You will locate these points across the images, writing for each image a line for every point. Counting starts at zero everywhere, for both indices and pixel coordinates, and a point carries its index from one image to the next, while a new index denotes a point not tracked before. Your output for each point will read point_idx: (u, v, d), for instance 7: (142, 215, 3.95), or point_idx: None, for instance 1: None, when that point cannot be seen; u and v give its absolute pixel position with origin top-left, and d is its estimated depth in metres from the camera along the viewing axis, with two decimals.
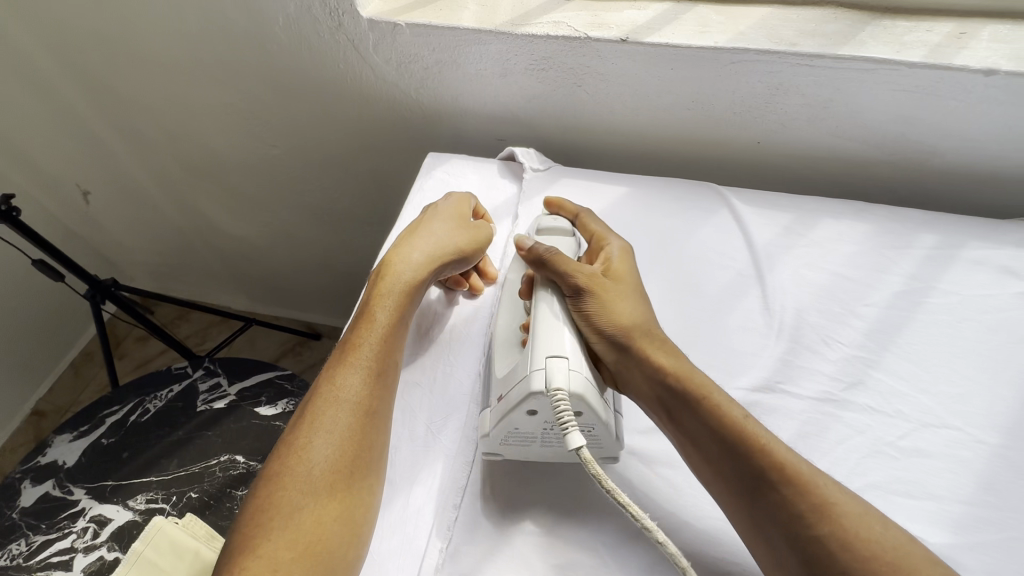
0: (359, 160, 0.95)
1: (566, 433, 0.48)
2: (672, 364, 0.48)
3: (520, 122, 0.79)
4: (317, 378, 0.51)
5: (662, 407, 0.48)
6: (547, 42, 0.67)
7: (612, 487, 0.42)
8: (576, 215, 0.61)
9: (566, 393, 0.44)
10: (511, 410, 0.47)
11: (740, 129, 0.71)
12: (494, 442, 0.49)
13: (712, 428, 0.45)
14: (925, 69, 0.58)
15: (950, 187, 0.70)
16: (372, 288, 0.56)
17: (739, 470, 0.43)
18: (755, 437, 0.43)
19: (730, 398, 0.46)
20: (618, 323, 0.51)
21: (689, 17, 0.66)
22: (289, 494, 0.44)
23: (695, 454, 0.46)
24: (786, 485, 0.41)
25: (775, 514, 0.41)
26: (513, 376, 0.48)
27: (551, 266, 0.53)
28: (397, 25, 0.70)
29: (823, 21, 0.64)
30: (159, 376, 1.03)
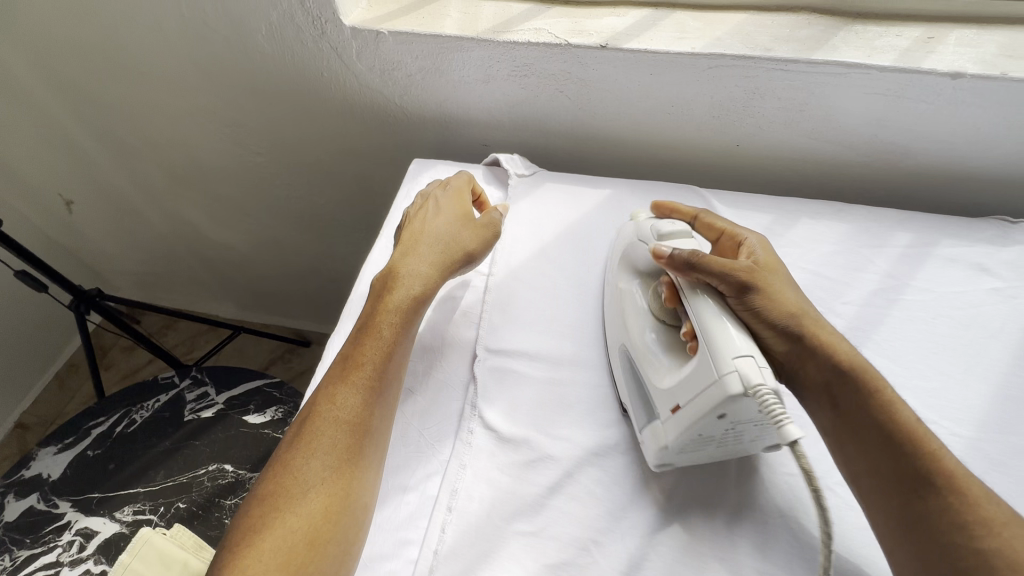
0: (345, 167, 0.96)
1: (733, 433, 0.45)
2: (844, 354, 0.48)
3: (504, 127, 0.80)
4: (317, 394, 0.51)
5: (827, 394, 0.48)
6: (528, 48, 0.68)
7: (809, 470, 0.42)
8: (696, 216, 0.59)
9: (767, 387, 0.41)
10: (698, 415, 0.44)
11: (719, 133, 0.72)
12: (675, 449, 0.47)
13: (882, 424, 0.45)
14: (896, 73, 0.60)
15: (923, 186, 0.72)
16: (378, 302, 0.56)
17: (904, 471, 0.43)
18: (922, 441, 0.44)
19: (900, 399, 0.47)
20: (787, 316, 0.50)
21: (667, 23, 0.68)
22: (285, 512, 0.44)
23: (856, 451, 0.46)
24: (950, 490, 0.42)
25: (942, 517, 0.41)
26: (694, 378, 0.45)
27: (702, 264, 0.49)
28: (380, 32, 0.70)
29: (796, 27, 0.65)
30: (145, 387, 1.02)
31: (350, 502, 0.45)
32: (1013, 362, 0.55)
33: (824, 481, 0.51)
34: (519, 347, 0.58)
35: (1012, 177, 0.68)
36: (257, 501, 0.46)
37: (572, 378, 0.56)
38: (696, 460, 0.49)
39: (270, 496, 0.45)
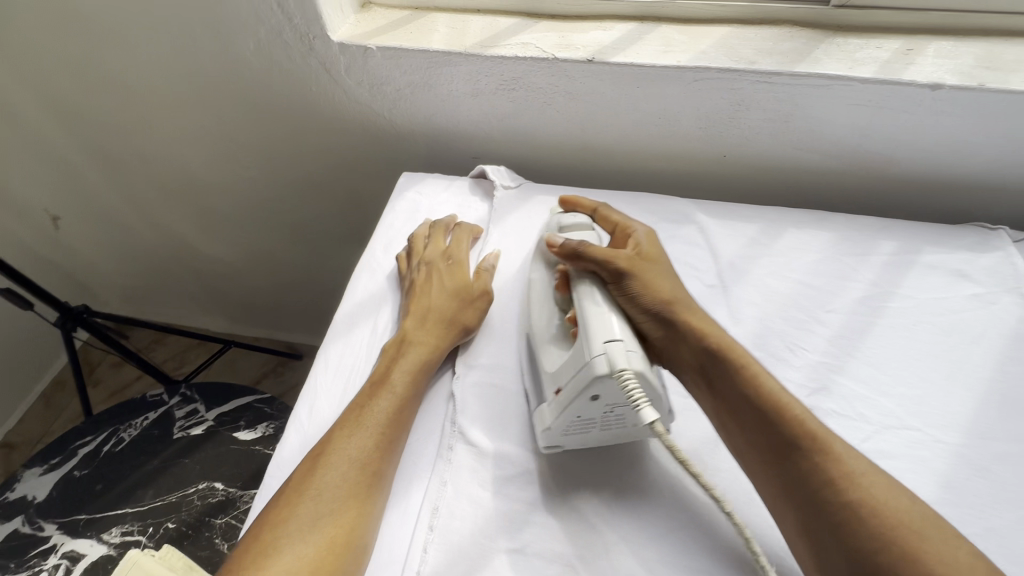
0: (335, 181, 0.96)
1: (610, 417, 0.47)
2: (712, 338, 0.51)
3: (493, 140, 0.80)
4: (329, 433, 0.50)
5: (701, 374, 0.50)
6: (516, 62, 0.68)
7: (672, 442, 0.45)
8: (594, 210, 0.62)
9: (632, 371, 0.44)
10: (574, 398, 0.46)
11: (704, 144, 0.73)
12: (559, 431, 0.48)
13: (746, 396, 0.47)
14: (877, 84, 0.61)
15: (905, 194, 0.73)
16: (396, 347, 0.56)
17: (770, 439, 0.45)
18: (785, 409, 0.46)
19: (765, 370, 0.49)
20: (659, 300, 0.53)
21: (653, 37, 0.69)
22: (284, 548, 0.43)
23: (735, 428, 0.47)
24: (816, 452, 0.43)
25: (808, 479, 0.42)
26: (572, 363, 0.48)
27: (587, 255, 0.54)
28: (368, 48, 0.71)
29: (779, 40, 0.66)
30: (134, 404, 1.01)
31: (352, 545, 0.44)
32: (996, 368, 0.55)
33: None
34: (504, 362, 0.57)
35: (991, 185, 0.69)
36: (258, 534, 0.45)
37: None
38: (586, 444, 0.50)
39: (272, 528, 0.44)
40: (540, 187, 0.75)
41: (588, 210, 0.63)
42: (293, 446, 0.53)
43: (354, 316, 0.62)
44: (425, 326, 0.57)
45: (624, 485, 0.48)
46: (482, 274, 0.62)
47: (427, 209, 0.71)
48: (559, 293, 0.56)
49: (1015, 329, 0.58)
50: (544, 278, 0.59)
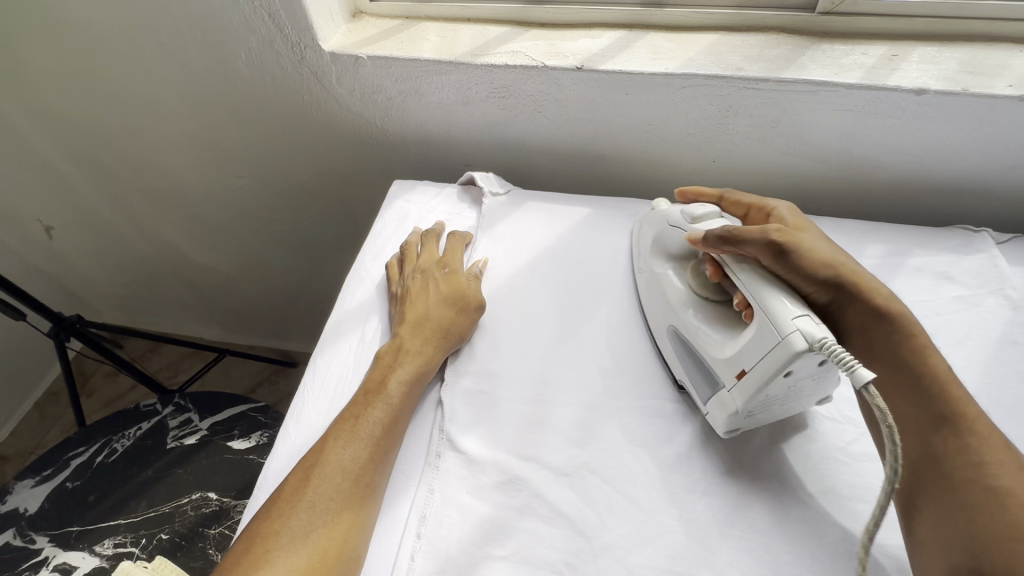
0: (328, 189, 0.96)
1: (803, 391, 0.47)
2: (888, 306, 0.49)
3: (484, 147, 0.80)
4: (321, 441, 0.50)
5: (865, 344, 0.49)
6: (506, 70, 0.69)
7: (888, 415, 0.39)
8: (720, 197, 0.62)
9: (832, 339, 0.42)
10: (768, 377, 0.45)
11: (692, 149, 0.73)
12: (744, 413, 0.48)
13: (914, 372, 0.46)
14: (862, 90, 0.62)
15: (892, 197, 0.73)
16: (390, 354, 0.56)
17: (930, 413, 0.45)
18: (951, 387, 0.45)
19: (933, 345, 0.48)
20: (830, 266, 0.50)
21: (641, 44, 0.69)
22: (278, 557, 0.43)
23: (897, 397, 0.47)
24: (969, 434, 0.43)
25: (965, 456, 0.42)
26: (756, 343, 0.46)
27: (730, 240, 0.51)
28: (359, 57, 0.71)
29: (766, 46, 0.67)
30: (127, 415, 1.00)
31: (344, 557, 0.44)
32: (983, 370, 0.56)
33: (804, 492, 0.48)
34: (493, 368, 0.57)
35: (976, 188, 0.70)
36: (246, 544, 0.44)
37: (546, 398, 0.55)
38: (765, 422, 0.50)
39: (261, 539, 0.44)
40: (530, 193, 0.76)
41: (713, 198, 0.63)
42: (283, 456, 0.53)
43: (343, 324, 0.62)
44: (420, 330, 0.57)
45: (603, 493, 0.48)
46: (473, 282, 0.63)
47: (416, 216, 0.72)
48: (714, 279, 0.53)
49: (1001, 331, 0.58)
50: (670, 275, 0.57)
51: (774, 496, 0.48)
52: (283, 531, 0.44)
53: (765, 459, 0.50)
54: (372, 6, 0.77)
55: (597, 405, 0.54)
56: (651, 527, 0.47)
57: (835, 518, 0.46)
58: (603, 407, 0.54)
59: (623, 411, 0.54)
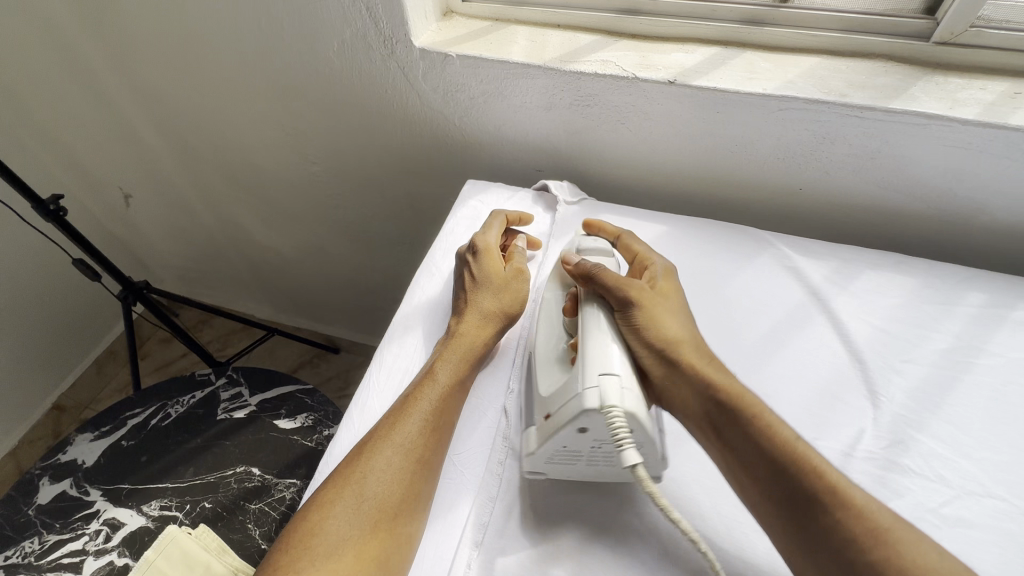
0: (395, 182, 0.97)
1: (598, 452, 0.46)
2: (723, 380, 0.48)
3: (559, 155, 0.80)
4: (377, 421, 0.50)
5: (708, 421, 0.47)
6: (594, 79, 0.68)
7: (655, 492, 0.41)
8: (617, 237, 0.64)
9: (621, 409, 0.43)
10: (561, 426, 0.45)
11: (779, 174, 0.71)
12: (542, 457, 0.47)
13: (745, 447, 0.44)
14: (978, 127, 0.58)
15: (995, 244, 0.69)
16: (441, 344, 0.56)
17: (795, 496, 0.41)
18: (803, 456, 0.42)
19: (780, 419, 0.45)
20: (666, 338, 0.51)
21: (736, 62, 0.67)
22: (336, 520, 0.44)
23: (748, 477, 0.44)
24: (838, 508, 0.40)
25: (827, 537, 0.39)
26: (563, 393, 0.46)
27: (597, 277, 0.54)
28: (447, 55, 0.72)
29: (873, 74, 0.64)
30: (183, 383, 1.04)
31: (398, 529, 0.44)
32: None
33: None
34: None
35: None
36: (298, 526, 0.44)
37: None
38: (571, 477, 0.48)
39: (313, 518, 0.44)
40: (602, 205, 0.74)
41: (611, 236, 0.64)
42: (344, 444, 0.53)
43: (411, 319, 0.62)
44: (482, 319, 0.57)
45: (669, 523, 0.46)
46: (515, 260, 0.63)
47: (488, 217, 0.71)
48: (567, 318, 0.56)
49: None
50: (556, 299, 0.58)
51: None
52: (335, 507, 0.44)
53: None
54: (463, 5, 0.78)
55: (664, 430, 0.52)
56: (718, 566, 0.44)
57: None
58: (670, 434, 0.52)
59: (692, 440, 0.52)
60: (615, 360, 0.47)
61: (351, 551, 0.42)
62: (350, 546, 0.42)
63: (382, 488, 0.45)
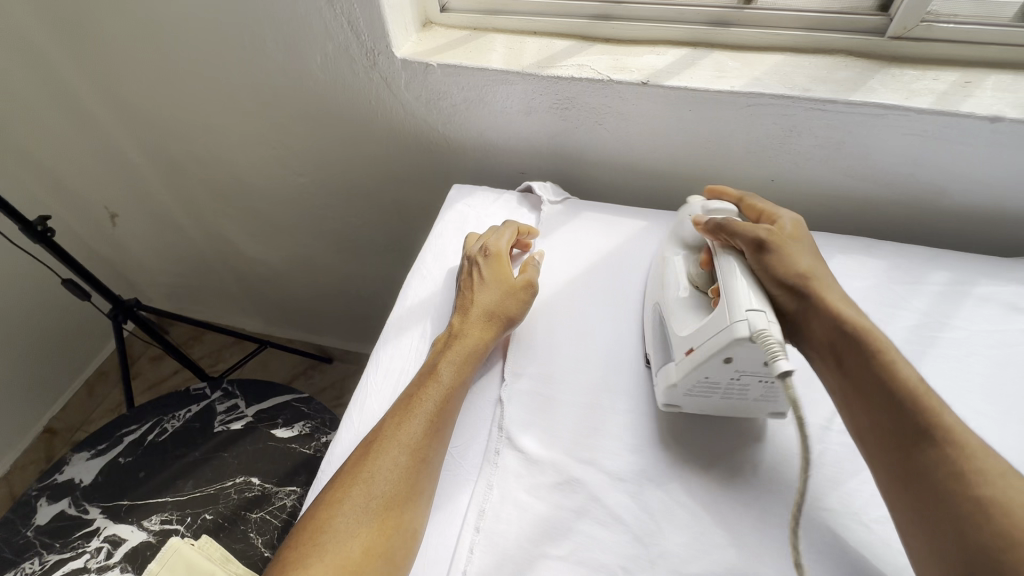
0: (382, 190, 0.99)
1: (736, 384, 0.49)
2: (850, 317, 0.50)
3: (541, 157, 0.82)
4: (382, 421, 0.52)
5: (831, 351, 0.50)
6: (571, 82, 0.71)
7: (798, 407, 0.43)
8: (741, 198, 0.62)
9: (773, 333, 0.45)
10: (709, 355, 0.47)
11: (753, 166, 0.74)
12: (682, 388, 0.51)
13: (868, 378, 0.46)
14: (932, 115, 0.61)
15: (956, 225, 0.72)
16: (442, 346, 0.57)
17: (903, 426, 0.44)
18: (926, 397, 0.44)
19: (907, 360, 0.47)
20: (795, 274, 0.52)
21: (705, 62, 0.70)
22: (344, 518, 0.45)
23: (861, 406, 0.47)
24: (948, 443, 0.42)
25: (932, 468, 0.41)
26: (710, 325, 0.49)
27: (732, 228, 0.55)
28: (429, 65, 0.74)
29: (834, 69, 0.67)
30: (178, 398, 1.04)
31: (403, 525, 0.46)
32: None
33: (862, 517, 0.47)
34: (551, 372, 0.58)
35: None
36: (309, 525, 0.46)
37: (602, 404, 0.56)
38: (706, 409, 0.53)
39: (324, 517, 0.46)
40: (584, 203, 0.77)
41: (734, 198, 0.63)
42: (346, 442, 0.54)
43: (405, 320, 0.63)
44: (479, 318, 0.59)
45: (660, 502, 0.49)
46: (528, 269, 0.63)
47: (476, 220, 0.73)
48: (701, 268, 0.57)
49: None
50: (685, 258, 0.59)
51: (838, 519, 0.47)
52: (343, 506, 0.46)
53: (826, 480, 0.49)
54: (441, 16, 0.80)
55: (652, 413, 0.55)
56: (708, 538, 0.46)
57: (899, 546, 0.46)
58: (657, 418, 0.54)
59: (680, 422, 0.54)
60: (757, 296, 0.49)
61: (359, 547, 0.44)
62: (357, 542, 0.44)
63: (388, 485, 0.47)
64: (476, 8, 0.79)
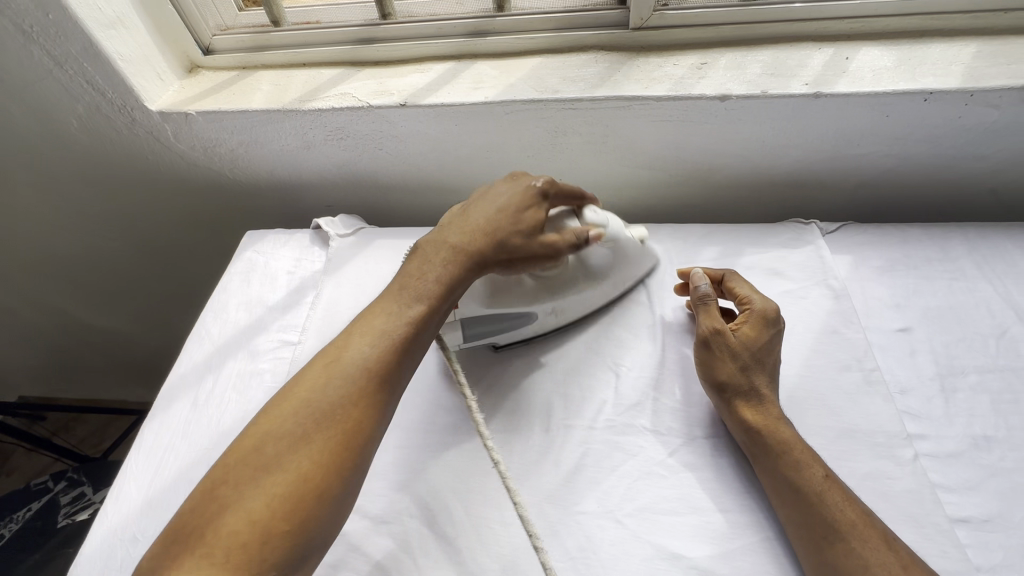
0: (203, 234, 0.96)
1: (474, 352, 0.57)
2: (773, 421, 0.49)
3: (341, 185, 0.81)
4: (322, 351, 0.45)
5: (753, 448, 0.49)
6: (334, 113, 0.69)
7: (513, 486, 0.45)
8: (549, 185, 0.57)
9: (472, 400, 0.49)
10: None
11: (538, 169, 0.75)
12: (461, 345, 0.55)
13: (787, 481, 0.46)
14: (669, 101, 0.63)
15: (733, 195, 0.76)
16: (405, 275, 0.50)
17: (818, 525, 0.44)
18: (825, 497, 0.45)
19: (811, 455, 0.47)
20: (758, 367, 0.53)
21: (465, 75, 0.70)
22: (275, 460, 0.39)
23: (779, 501, 0.46)
24: (855, 539, 0.42)
25: (848, 566, 0.41)
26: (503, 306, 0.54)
27: (709, 306, 0.56)
28: (188, 113, 0.71)
29: (585, 66, 0.68)
30: (15, 499, 0.96)
31: (346, 464, 0.40)
32: (804, 363, 0.57)
33: (614, 514, 0.48)
34: None
35: (807, 179, 0.73)
36: (243, 441, 0.40)
37: None
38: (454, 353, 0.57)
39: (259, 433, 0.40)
40: (381, 230, 0.76)
41: (714, 278, 0.60)
42: (96, 541, 0.50)
43: (176, 389, 0.60)
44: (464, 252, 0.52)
45: (421, 537, 0.48)
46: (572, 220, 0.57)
47: (264, 266, 0.71)
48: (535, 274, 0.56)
49: (824, 322, 0.59)
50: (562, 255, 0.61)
51: (592, 519, 0.48)
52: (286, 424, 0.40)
53: (584, 482, 0.50)
54: (206, 59, 0.77)
55: (424, 445, 0.54)
56: (465, 567, 0.46)
57: (645, 537, 0.47)
58: (429, 449, 0.53)
59: (453, 448, 0.53)
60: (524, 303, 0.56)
61: (304, 470, 0.38)
62: (291, 484, 0.38)
63: (339, 408, 0.41)
64: (240, 47, 0.76)
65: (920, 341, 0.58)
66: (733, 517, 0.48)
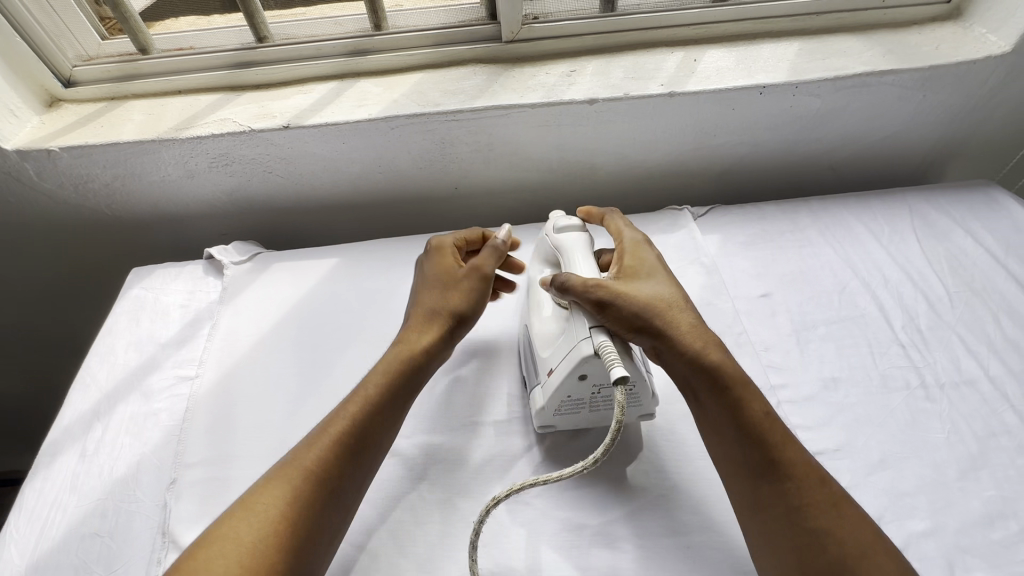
0: (88, 276, 0.90)
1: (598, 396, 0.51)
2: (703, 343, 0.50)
3: (235, 211, 0.79)
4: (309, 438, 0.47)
5: (691, 390, 0.49)
6: (214, 139, 0.68)
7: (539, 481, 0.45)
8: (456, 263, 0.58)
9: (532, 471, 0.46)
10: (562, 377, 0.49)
11: (434, 179, 0.77)
12: (551, 410, 0.51)
13: (726, 414, 0.47)
14: (545, 107, 0.68)
15: (618, 190, 0.82)
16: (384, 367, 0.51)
17: (750, 461, 0.45)
18: (763, 431, 0.45)
19: (751, 387, 0.48)
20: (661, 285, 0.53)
21: (349, 93, 0.71)
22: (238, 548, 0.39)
23: (715, 439, 0.47)
24: (787, 474, 0.44)
25: (778, 499, 0.43)
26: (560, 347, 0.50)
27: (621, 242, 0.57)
28: (51, 150, 0.67)
29: (464, 79, 0.72)
30: None
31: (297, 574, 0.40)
32: None
33: (522, 497, 0.51)
34: (225, 450, 0.55)
35: (678, 170, 0.80)
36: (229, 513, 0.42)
37: None
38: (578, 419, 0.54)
39: (252, 517, 0.41)
40: (279, 254, 0.75)
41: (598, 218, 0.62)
42: None
43: (60, 443, 0.56)
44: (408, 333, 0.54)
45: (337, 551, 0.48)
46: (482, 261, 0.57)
47: (154, 303, 0.68)
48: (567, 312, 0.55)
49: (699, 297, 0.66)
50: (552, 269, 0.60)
51: (501, 505, 0.50)
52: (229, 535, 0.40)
53: (493, 472, 0.52)
54: (68, 92, 0.72)
55: None
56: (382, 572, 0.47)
57: (552, 513, 0.50)
58: None
59: None
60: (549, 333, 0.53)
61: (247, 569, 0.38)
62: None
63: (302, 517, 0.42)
64: (107, 77, 0.72)
65: (779, 303, 0.65)
66: (629, 481, 0.52)
